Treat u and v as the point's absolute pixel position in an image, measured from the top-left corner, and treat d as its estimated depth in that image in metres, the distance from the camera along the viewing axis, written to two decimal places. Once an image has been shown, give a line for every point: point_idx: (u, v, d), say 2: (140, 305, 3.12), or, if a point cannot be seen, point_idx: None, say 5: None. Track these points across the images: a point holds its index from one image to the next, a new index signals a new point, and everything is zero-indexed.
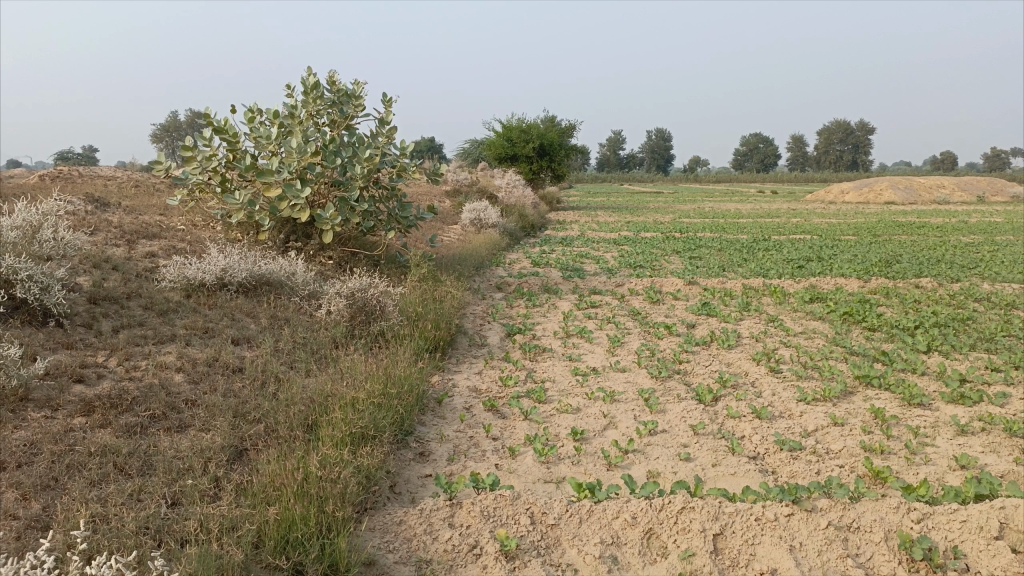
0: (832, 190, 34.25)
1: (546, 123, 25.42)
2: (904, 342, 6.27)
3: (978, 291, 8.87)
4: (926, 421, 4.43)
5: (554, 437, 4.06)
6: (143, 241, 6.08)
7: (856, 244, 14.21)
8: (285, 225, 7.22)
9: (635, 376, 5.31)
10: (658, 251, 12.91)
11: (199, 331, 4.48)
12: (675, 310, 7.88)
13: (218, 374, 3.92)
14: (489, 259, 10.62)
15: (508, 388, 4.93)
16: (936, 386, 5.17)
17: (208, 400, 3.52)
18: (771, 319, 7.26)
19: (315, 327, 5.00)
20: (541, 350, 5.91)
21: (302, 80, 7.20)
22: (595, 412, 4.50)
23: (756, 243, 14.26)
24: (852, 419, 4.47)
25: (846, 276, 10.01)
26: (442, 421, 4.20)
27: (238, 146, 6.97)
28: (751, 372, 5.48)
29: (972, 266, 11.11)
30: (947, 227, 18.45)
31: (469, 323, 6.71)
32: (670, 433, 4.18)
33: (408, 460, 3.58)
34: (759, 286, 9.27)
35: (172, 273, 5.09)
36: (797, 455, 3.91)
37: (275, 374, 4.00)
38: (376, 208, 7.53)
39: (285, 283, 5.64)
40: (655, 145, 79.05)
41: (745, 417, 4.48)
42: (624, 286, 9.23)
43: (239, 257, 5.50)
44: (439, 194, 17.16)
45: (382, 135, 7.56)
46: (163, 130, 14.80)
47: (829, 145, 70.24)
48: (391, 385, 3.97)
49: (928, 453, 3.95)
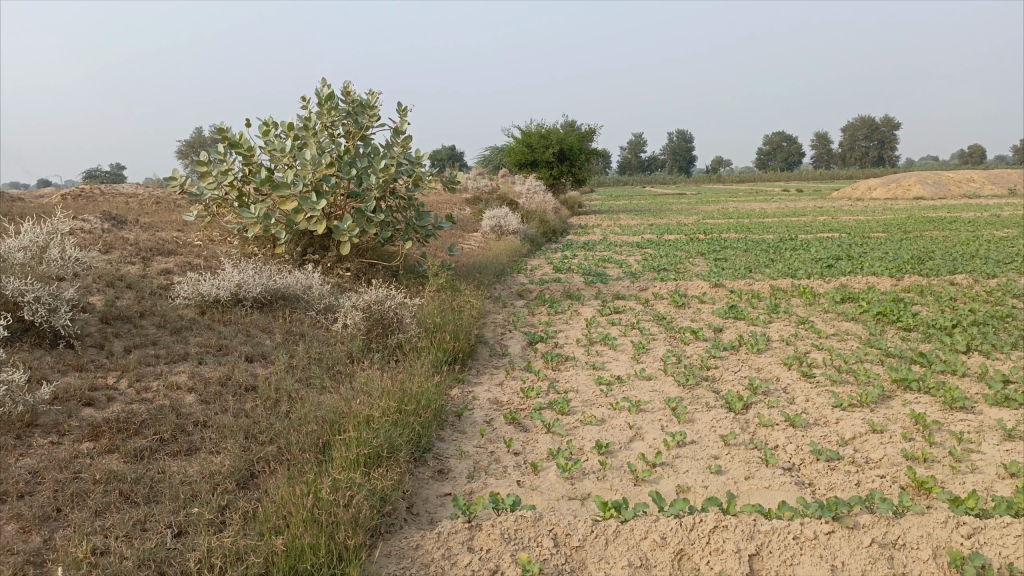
0: (858, 187, 33.72)
1: (566, 127, 25.26)
2: (942, 341, 6.03)
3: (1016, 286, 8.56)
4: (970, 426, 4.21)
5: (578, 451, 3.91)
6: (158, 258, 6.03)
7: (886, 242, 13.88)
8: (302, 238, 7.14)
9: (662, 384, 5.13)
10: (683, 253, 12.70)
11: (213, 348, 4.39)
12: (701, 313, 7.68)
13: (231, 393, 3.82)
14: (511, 267, 10.48)
15: (531, 399, 4.78)
16: (978, 388, 4.94)
17: (218, 421, 3.42)
18: (801, 321, 7.04)
19: (331, 341, 4.90)
20: (564, 359, 5.75)
21: (315, 91, 7.13)
22: (621, 423, 4.33)
23: (782, 243, 13.97)
24: (891, 425, 4.26)
25: (878, 275, 9.74)
26: (462, 436, 4.06)
27: (253, 159, 6.90)
28: (783, 377, 5.28)
29: (1008, 261, 10.76)
30: (979, 221, 18.01)
31: (490, 333, 6.58)
32: (699, 444, 4.01)
33: (426, 478, 3.45)
34: (787, 287, 9.03)
35: (186, 290, 5.02)
36: (834, 466, 3.72)
37: (288, 392, 3.89)
38: (393, 218, 7.43)
39: (301, 297, 5.55)
40: (677, 147, 78.60)
41: (778, 425, 4.29)
42: (648, 291, 9.05)
43: (254, 272, 5.41)
44: (459, 203, 17.08)
45: (397, 144, 7.46)
46: (186, 145, 14.88)
47: (854, 142, 69.38)
48: (407, 400, 3.84)
49: (974, 460, 3.73)
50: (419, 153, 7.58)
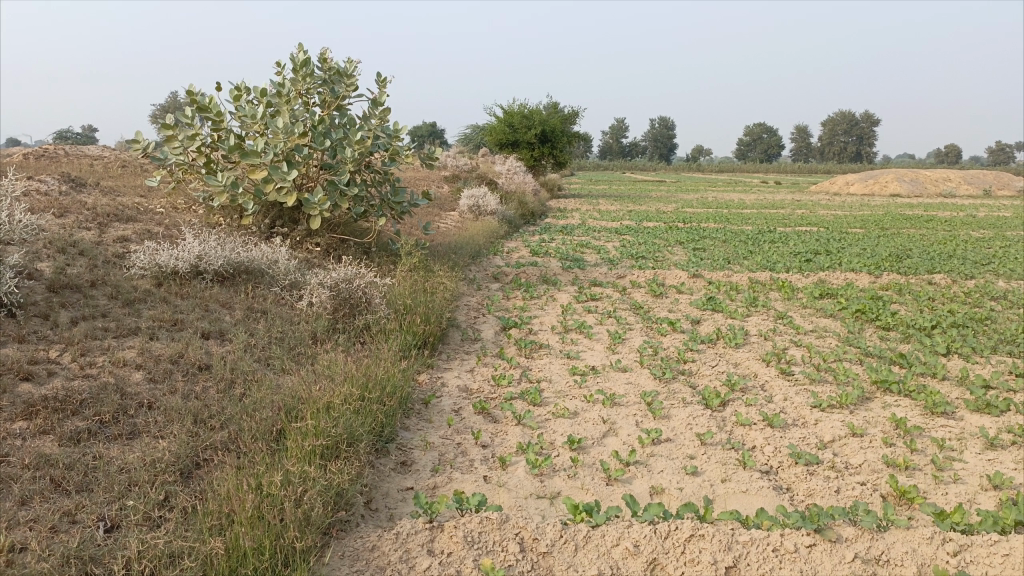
0: (836, 182, 33.91)
1: (548, 109, 24.95)
2: (922, 343, 5.93)
3: (994, 289, 8.52)
4: (951, 432, 4.10)
5: (549, 445, 3.73)
6: (116, 224, 5.74)
7: (865, 238, 13.84)
8: (271, 210, 6.85)
9: (637, 377, 4.97)
10: (661, 241, 12.56)
11: (167, 323, 4.14)
12: (679, 304, 7.53)
13: (184, 373, 3.59)
14: (487, 248, 10.26)
15: (501, 388, 4.60)
16: (959, 392, 4.83)
17: (165, 403, 3.20)
18: (779, 316, 6.91)
19: (295, 320, 4.66)
20: (538, 346, 5.57)
21: (290, 56, 6.81)
22: (594, 417, 4.16)
23: (761, 235, 13.88)
24: (871, 429, 4.13)
25: (856, 271, 9.65)
26: (428, 425, 3.86)
27: (222, 125, 6.59)
28: (761, 374, 5.14)
29: (984, 263, 10.73)
30: (956, 222, 18.08)
31: (462, 316, 6.37)
32: (674, 442, 3.85)
33: (387, 470, 3.26)
34: (766, 281, 8.92)
35: (143, 259, 4.75)
36: (814, 471, 3.59)
37: (244, 373, 3.67)
38: (367, 193, 7.16)
39: (266, 272, 5.29)
40: (659, 133, 78.47)
41: (756, 425, 4.15)
42: (626, 278, 8.88)
43: (216, 243, 5.15)
44: (438, 180, 16.78)
45: (374, 117, 7.19)
46: (158, 110, 14.49)
47: (834, 137, 69.84)
48: (371, 387, 3.62)
49: (956, 470, 3.61)
50: (397, 127, 7.32)
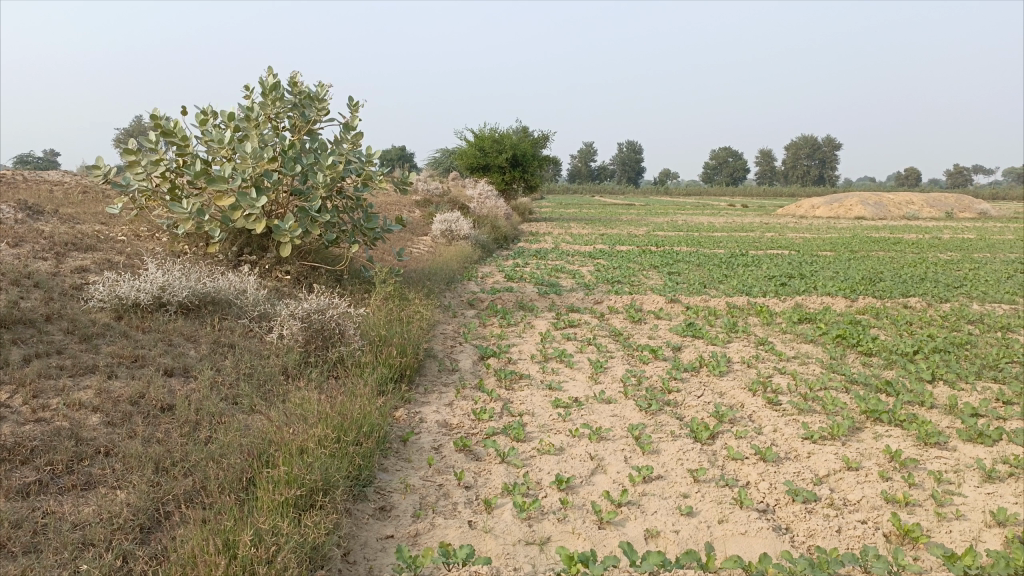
0: (802, 205, 34.34)
1: (519, 134, 24.90)
2: (906, 369, 5.85)
3: (969, 312, 8.53)
4: (947, 464, 3.99)
5: (536, 485, 3.54)
6: (75, 254, 5.48)
7: (836, 261, 13.92)
8: (239, 237, 6.61)
9: (622, 409, 4.79)
10: (636, 265, 12.48)
11: (127, 359, 3.91)
12: (658, 330, 7.41)
13: (145, 414, 3.36)
14: (461, 273, 10.07)
15: (483, 423, 4.40)
16: (948, 421, 4.74)
17: (124, 449, 2.98)
18: (761, 342, 6.80)
19: (264, 354, 4.43)
20: (518, 377, 5.38)
21: (260, 80, 6.61)
22: (581, 453, 3.98)
23: (734, 258, 13.89)
24: (866, 461, 4.00)
25: (832, 295, 9.64)
26: (408, 465, 3.65)
27: (188, 150, 6.36)
28: (748, 404, 5.00)
29: (956, 286, 10.78)
30: (923, 244, 18.32)
31: (439, 345, 6.17)
32: (666, 480, 3.68)
33: (365, 517, 3.05)
34: (743, 305, 8.83)
35: (102, 291, 4.50)
36: (812, 509, 3.44)
37: (210, 414, 3.44)
38: (339, 219, 6.95)
39: (234, 302, 5.04)
40: (627, 157, 79.24)
41: (747, 459, 4.00)
42: (603, 304, 8.75)
43: (181, 273, 4.91)
44: (409, 205, 16.58)
45: (346, 141, 7.01)
46: (123, 134, 14.19)
47: (798, 160, 71.08)
48: (347, 427, 3.41)
49: (958, 505, 3.49)
50: (370, 151, 7.14)
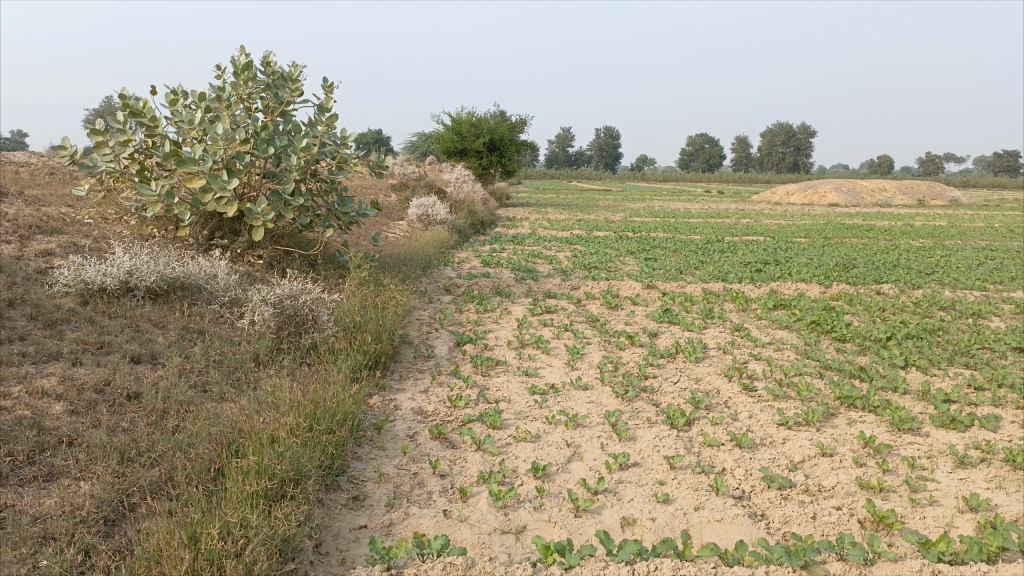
0: (777, 192, 34.56)
1: (496, 118, 24.76)
2: (879, 355, 5.89)
3: (942, 299, 8.62)
4: (920, 450, 4.01)
5: (512, 473, 3.51)
6: (39, 237, 5.33)
7: (810, 248, 14.01)
8: (210, 220, 6.48)
9: (599, 396, 4.77)
10: (613, 251, 12.46)
11: (93, 346, 3.81)
12: (634, 316, 7.40)
13: (110, 403, 3.27)
14: (437, 259, 9.98)
15: (458, 410, 4.36)
16: (921, 406, 4.77)
17: (88, 439, 2.89)
18: (736, 328, 6.82)
19: (235, 340, 4.34)
20: (494, 364, 5.34)
21: (231, 59, 6.46)
22: (557, 440, 3.95)
23: (710, 244, 13.92)
24: (841, 448, 4.02)
25: (807, 281, 9.69)
26: (382, 454, 3.60)
27: (157, 131, 6.21)
28: (724, 390, 5.00)
29: (928, 272, 10.90)
30: (895, 231, 18.51)
31: (414, 331, 6.11)
32: (643, 466, 3.66)
33: (338, 507, 3.00)
34: (719, 291, 8.84)
35: (67, 275, 4.38)
36: (788, 495, 3.44)
37: (179, 402, 3.36)
38: (312, 202, 6.84)
39: (204, 287, 4.94)
40: (604, 142, 79.24)
41: (724, 446, 3.99)
42: (580, 290, 8.72)
43: (149, 258, 4.79)
44: (385, 189, 16.44)
45: (320, 123, 6.89)
46: (92, 114, 13.88)
47: (773, 147, 71.51)
48: (319, 415, 3.35)
49: (931, 491, 3.51)
50: (345, 134, 7.03)
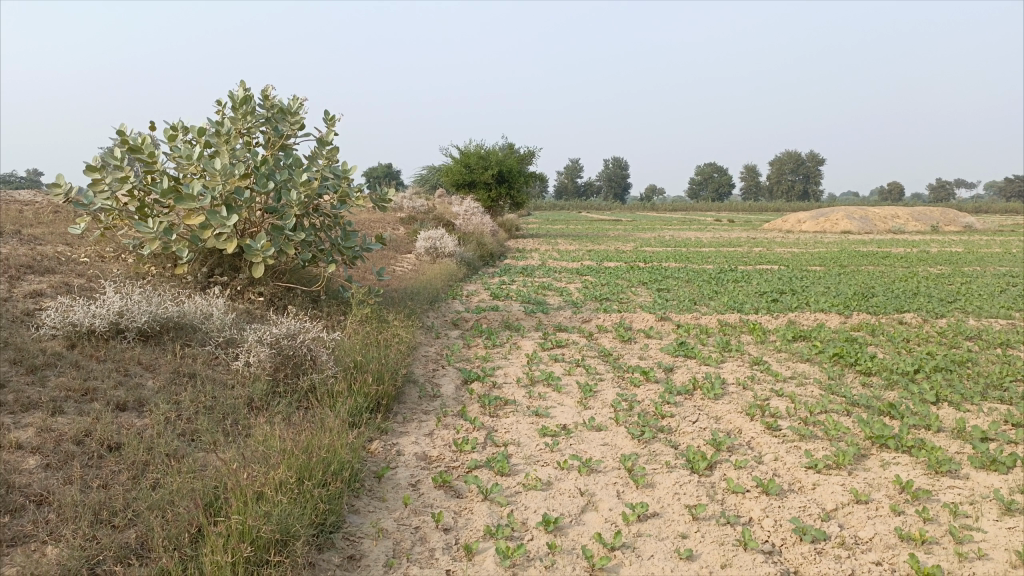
0: (789, 220, 34.34)
1: (505, 150, 24.75)
2: (908, 389, 5.60)
3: (967, 328, 8.31)
4: (961, 495, 3.72)
5: (521, 526, 3.25)
6: (31, 277, 5.16)
7: (826, 276, 13.73)
8: (210, 257, 6.30)
9: (614, 437, 4.51)
10: (624, 282, 12.23)
11: (76, 392, 3.60)
12: (649, 350, 7.13)
13: (88, 455, 3.04)
14: (445, 292, 9.77)
15: (465, 454, 4.10)
16: (958, 446, 4.48)
17: (59, 497, 2.67)
18: (755, 362, 6.55)
19: (228, 384, 4.12)
20: (503, 403, 5.09)
21: (229, 94, 6.33)
22: (570, 488, 3.69)
23: (724, 274, 13.67)
24: (875, 494, 3.73)
25: (825, 311, 9.41)
26: (382, 506, 3.34)
27: (156, 167, 6.05)
28: (746, 430, 4.73)
29: (951, 301, 10.58)
30: (912, 258, 18.20)
31: (420, 369, 5.87)
32: (663, 517, 3.39)
33: (331, 569, 2.75)
34: (736, 323, 8.58)
35: (54, 318, 4.20)
36: (822, 549, 3.16)
37: (163, 453, 3.14)
38: (315, 237, 6.65)
39: (199, 327, 4.74)
40: (613, 173, 79.45)
41: (749, 493, 3.71)
42: (592, 323, 8.48)
43: (141, 298, 4.60)
44: (393, 223, 16.34)
45: (322, 156, 6.73)
46: None
47: (781, 175, 71.44)
48: (312, 467, 3.11)
49: (978, 543, 3.22)
50: (347, 167, 6.86)
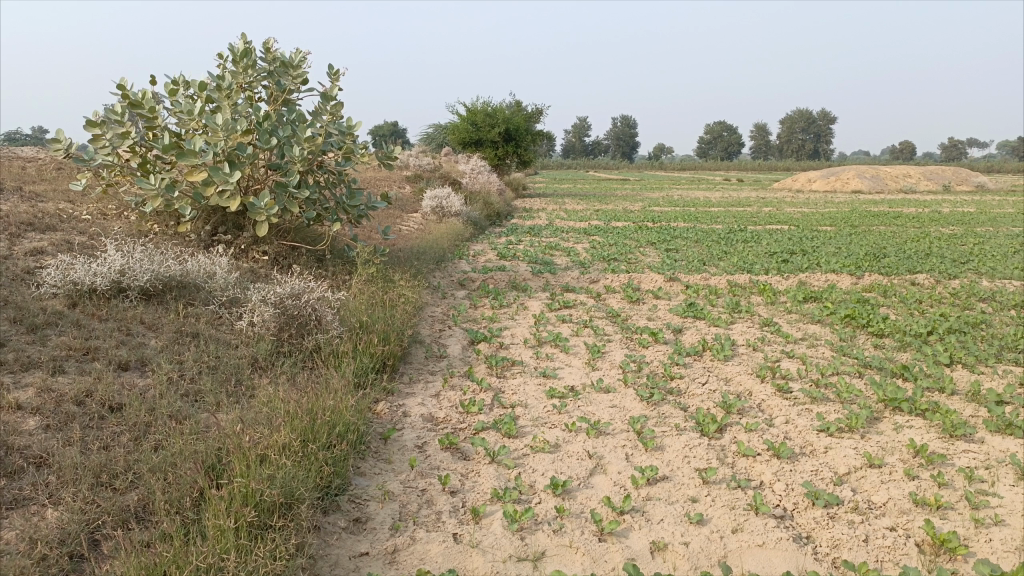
0: (798, 180, 33.96)
1: (512, 108, 24.43)
2: (921, 352, 5.51)
3: (980, 289, 8.19)
4: (976, 460, 3.66)
5: (528, 489, 3.20)
6: (32, 235, 5.08)
7: (837, 236, 13.57)
8: (213, 215, 6.21)
9: (622, 399, 4.45)
10: (632, 242, 12.10)
11: (78, 352, 3.54)
12: (657, 311, 7.05)
13: (89, 416, 2.99)
14: (451, 252, 9.67)
15: (472, 416, 4.05)
16: (972, 409, 4.40)
17: (60, 459, 2.63)
18: (766, 323, 6.46)
19: (232, 344, 4.07)
20: (510, 364, 5.03)
21: (230, 46, 6.18)
22: (578, 451, 3.63)
23: (733, 234, 13.52)
24: (889, 458, 3.67)
25: (836, 272, 9.29)
26: (387, 468, 3.29)
27: (156, 122, 5.93)
28: (756, 392, 4.66)
29: (964, 261, 10.44)
30: (924, 218, 17.98)
31: (426, 330, 5.80)
32: (673, 481, 3.34)
33: (337, 532, 2.72)
34: (745, 283, 8.48)
35: (54, 276, 4.13)
36: (835, 514, 3.11)
37: (166, 414, 3.09)
38: (319, 196, 6.54)
39: (202, 286, 4.67)
40: (621, 131, 78.61)
41: (760, 456, 3.65)
42: (599, 283, 8.39)
43: (143, 256, 4.52)
44: (399, 181, 16.17)
45: (325, 112, 6.58)
46: None
47: (792, 134, 70.56)
48: (317, 429, 3.06)
49: (994, 508, 3.17)
50: (351, 123, 6.72)
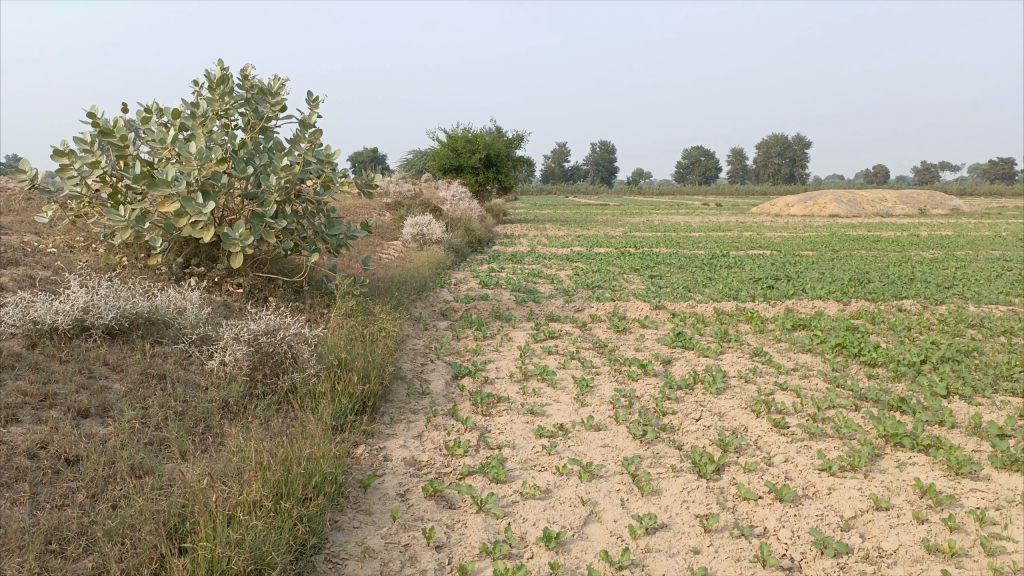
0: (777, 204, 34.16)
1: (493, 134, 24.40)
2: (917, 382, 5.37)
3: (969, 315, 8.11)
4: (986, 499, 3.51)
5: (520, 542, 3.00)
6: None
7: (819, 261, 13.52)
8: (185, 247, 5.98)
9: (614, 438, 4.26)
10: (616, 268, 11.97)
11: (35, 398, 3.30)
12: (645, 341, 6.88)
13: (42, 471, 2.75)
14: (432, 281, 9.46)
15: (457, 459, 3.84)
16: (975, 444, 4.26)
17: (7, 522, 2.39)
18: (756, 353, 6.31)
19: (202, 386, 3.84)
20: (496, 401, 4.82)
21: (205, 73, 5.99)
22: (571, 497, 3.43)
23: (716, 259, 13.43)
24: (896, 499, 3.50)
25: (823, 298, 9.19)
26: (368, 521, 3.07)
27: (127, 150, 5.71)
28: (752, 428, 4.49)
29: (949, 286, 10.39)
30: (904, 242, 18.05)
31: (408, 364, 5.59)
32: (672, 529, 3.15)
33: None
34: (732, 311, 8.35)
35: (12, 314, 3.88)
36: (845, 565, 2.93)
37: (127, 467, 2.86)
38: (296, 225, 6.34)
39: (171, 323, 4.44)
40: (600, 156, 79.12)
41: (762, 499, 3.47)
42: (584, 312, 8.21)
43: (108, 292, 4.29)
44: (379, 209, 15.99)
45: (303, 140, 6.40)
46: None
47: (768, 159, 71.32)
48: (291, 480, 2.85)
49: (1011, 555, 3.01)
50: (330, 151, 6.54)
